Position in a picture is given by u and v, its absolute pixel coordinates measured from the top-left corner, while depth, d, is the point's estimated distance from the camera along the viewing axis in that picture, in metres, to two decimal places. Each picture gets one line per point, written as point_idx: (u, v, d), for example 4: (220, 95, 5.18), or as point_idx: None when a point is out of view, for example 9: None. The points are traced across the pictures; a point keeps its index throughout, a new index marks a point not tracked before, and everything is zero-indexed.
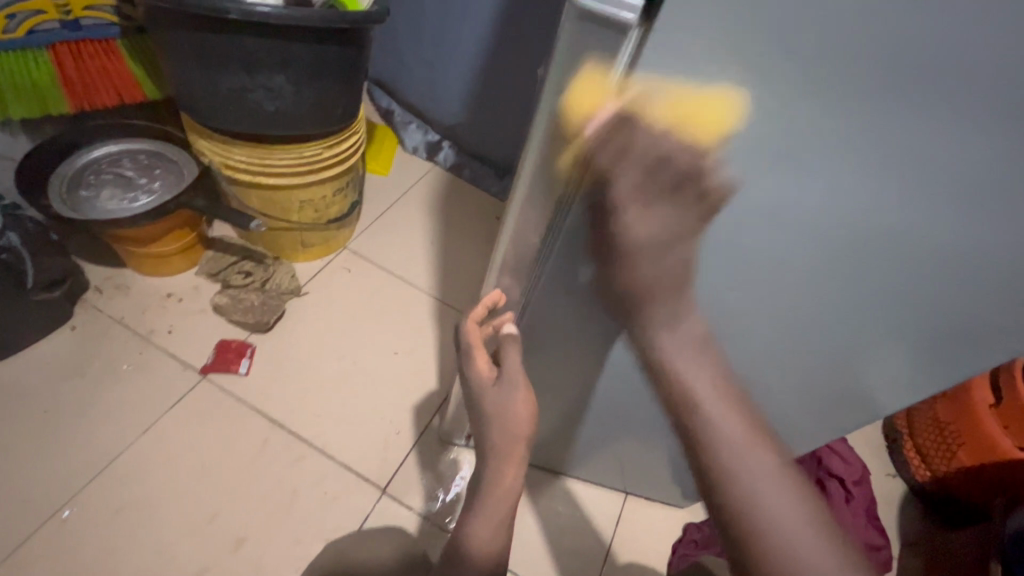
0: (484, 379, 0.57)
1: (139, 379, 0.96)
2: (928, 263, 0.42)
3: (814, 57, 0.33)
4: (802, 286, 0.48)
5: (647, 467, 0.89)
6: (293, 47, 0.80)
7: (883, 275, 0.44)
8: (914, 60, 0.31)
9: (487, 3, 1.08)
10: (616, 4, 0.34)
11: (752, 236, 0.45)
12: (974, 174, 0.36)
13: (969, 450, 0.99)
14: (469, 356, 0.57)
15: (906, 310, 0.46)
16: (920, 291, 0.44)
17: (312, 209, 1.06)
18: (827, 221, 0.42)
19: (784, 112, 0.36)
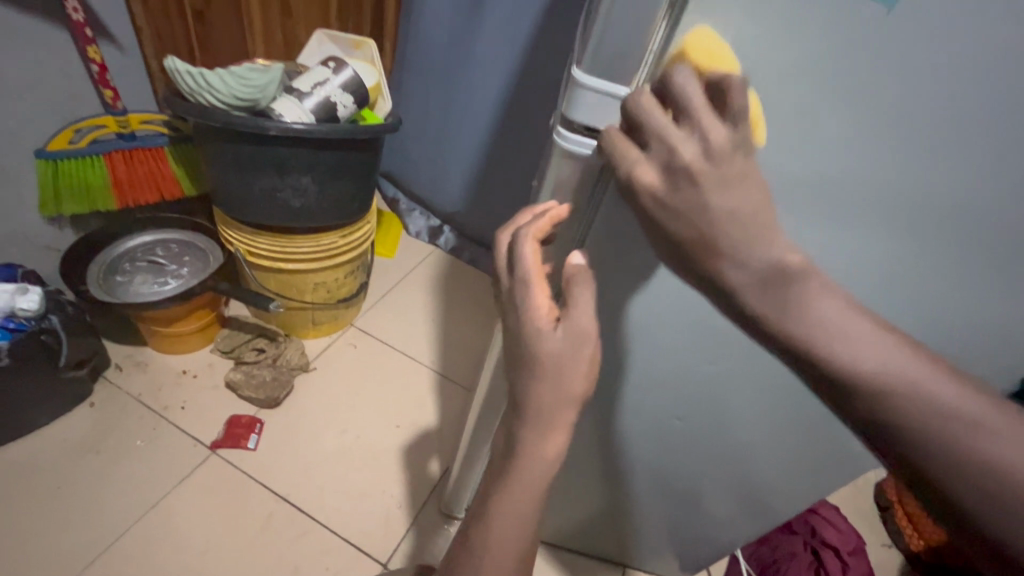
0: (544, 318, 0.40)
1: (151, 454, 1.00)
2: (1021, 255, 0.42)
3: (833, 107, 0.38)
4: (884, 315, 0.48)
5: (644, 537, 0.92)
6: (320, 154, 0.93)
7: (970, 283, 0.44)
8: (932, 89, 0.35)
9: (485, 111, 1.24)
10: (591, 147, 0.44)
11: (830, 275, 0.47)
12: None
13: None
14: (524, 284, 0.41)
15: (1002, 311, 0.46)
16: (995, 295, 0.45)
17: (324, 290, 1.15)
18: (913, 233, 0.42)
19: (832, 154, 0.40)
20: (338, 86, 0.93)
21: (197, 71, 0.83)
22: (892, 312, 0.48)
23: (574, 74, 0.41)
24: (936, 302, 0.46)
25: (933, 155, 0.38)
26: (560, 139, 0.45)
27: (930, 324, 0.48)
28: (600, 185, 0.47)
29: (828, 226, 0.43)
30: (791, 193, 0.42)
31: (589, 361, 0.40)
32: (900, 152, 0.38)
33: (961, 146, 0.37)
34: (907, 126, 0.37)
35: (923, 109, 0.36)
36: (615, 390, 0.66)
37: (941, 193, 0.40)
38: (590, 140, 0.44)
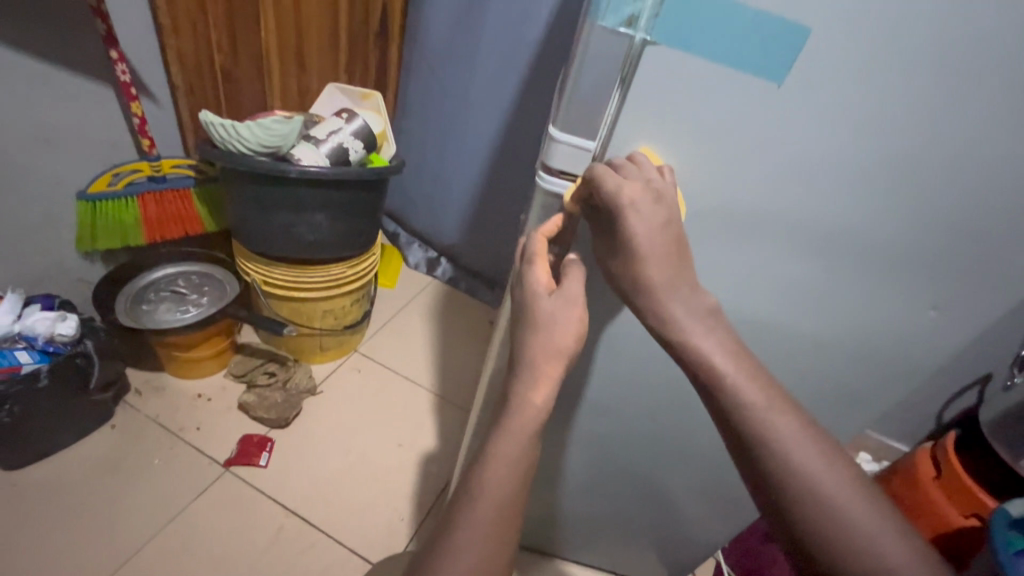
0: (541, 287, 0.53)
1: (168, 472, 1.06)
2: (905, 256, 0.53)
3: (746, 150, 0.49)
4: (809, 312, 0.60)
5: (630, 542, 0.98)
6: (334, 193, 1.04)
7: (870, 280, 0.56)
8: (816, 135, 0.47)
9: (479, 154, 1.36)
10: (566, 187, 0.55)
11: (762, 279, 0.58)
12: (897, 185, 0.49)
13: (925, 521, 1.11)
14: (529, 261, 0.54)
15: (902, 303, 0.57)
16: (894, 291, 0.56)
17: (332, 317, 1.24)
18: (821, 241, 0.54)
19: (751, 185, 0.52)
20: (350, 134, 1.05)
21: (228, 123, 0.94)
22: (814, 306, 0.59)
23: (551, 130, 0.52)
24: (846, 294, 0.57)
25: (783, 211, 0.53)
26: (541, 181, 0.56)
27: (817, 332, 0.62)
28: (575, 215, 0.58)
29: (729, 258, 0.58)
30: (724, 213, 0.54)
31: (578, 320, 0.52)
32: (758, 212, 0.53)
33: (801, 205, 0.52)
34: (758, 194, 0.52)
35: (768, 181, 0.51)
36: (595, 395, 0.75)
37: (795, 238, 0.54)
38: (565, 181, 0.55)
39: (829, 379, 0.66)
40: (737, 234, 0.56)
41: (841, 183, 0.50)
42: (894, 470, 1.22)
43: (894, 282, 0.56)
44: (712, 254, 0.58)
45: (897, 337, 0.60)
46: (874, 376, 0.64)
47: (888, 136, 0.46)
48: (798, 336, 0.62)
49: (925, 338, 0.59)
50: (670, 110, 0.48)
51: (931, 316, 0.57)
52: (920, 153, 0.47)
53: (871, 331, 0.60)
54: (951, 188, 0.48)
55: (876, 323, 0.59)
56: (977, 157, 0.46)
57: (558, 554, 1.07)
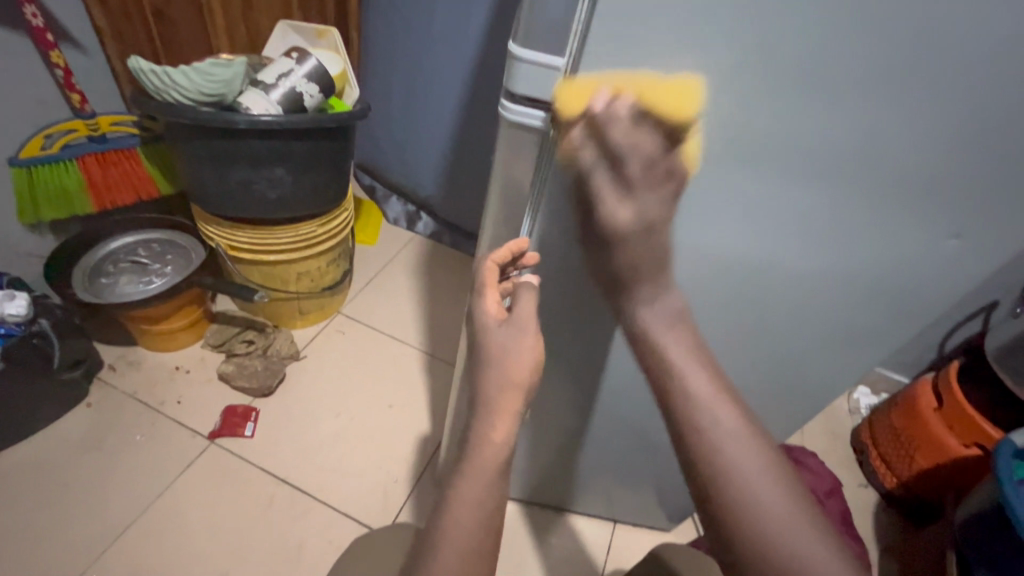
0: (491, 318, 0.54)
1: (151, 448, 1.03)
2: (926, 183, 0.46)
3: (742, 60, 0.41)
4: (814, 249, 0.53)
5: (630, 492, 0.98)
6: (292, 144, 0.95)
7: (886, 213, 0.49)
8: (825, 32, 0.39)
9: (450, 95, 1.25)
10: (535, 117, 0.47)
11: (761, 218, 0.52)
12: (923, 94, 0.41)
13: (923, 453, 1.12)
14: (479, 293, 0.55)
15: (919, 236, 0.50)
16: (912, 223, 0.49)
17: (308, 279, 1.18)
18: (829, 170, 0.47)
19: (749, 103, 0.43)
20: (302, 77, 0.93)
21: (161, 69, 0.84)
22: (819, 244, 0.53)
23: (510, 47, 0.44)
24: (854, 230, 0.51)
25: (784, 133, 0.45)
26: (504, 111, 0.48)
27: (822, 270, 0.55)
28: (547, 151, 0.50)
29: (724, 196, 0.50)
30: (718, 146, 0.46)
31: (532, 349, 0.54)
32: (754, 138, 0.46)
33: (805, 125, 0.44)
34: (753, 116, 0.44)
35: (764, 102, 0.43)
36: (581, 349, 0.69)
37: (798, 164, 0.47)
38: (533, 111, 0.47)
39: (833, 320, 0.61)
40: (731, 167, 0.48)
41: (852, 97, 0.42)
42: (893, 401, 1.20)
43: (910, 210, 0.48)
44: (708, 194, 0.50)
45: (909, 275, 0.54)
46: (883, 316, 0.59)
47: (915, 32, 0.38)
48: (801, 276, 0.56)
49: (944, 272, 0.53)
50: (651, 14, 0.40)
51: (950, 247, 0.51)
52: (955, 50, 0.38)
53: (884, 268, 0.54)
54: (986, 97, 0.41)
55: (887, 257, 0.53)
56: (1019, 57, 0.38)
57: (549, 502, 1.06)
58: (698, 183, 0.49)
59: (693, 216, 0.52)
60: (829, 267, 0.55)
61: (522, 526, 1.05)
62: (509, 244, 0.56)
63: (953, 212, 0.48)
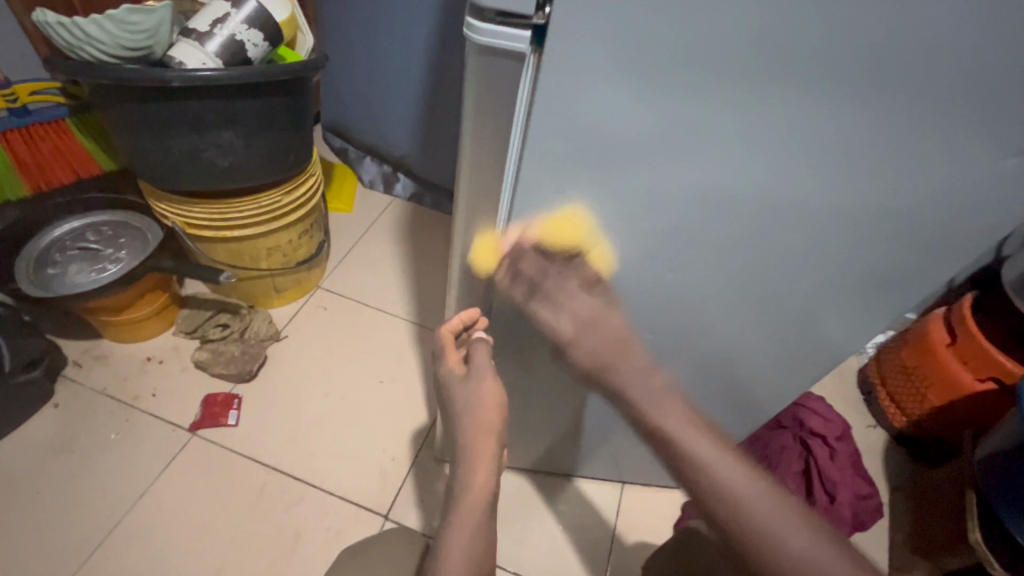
0: (453, 374, 0.63)
1: (128, 446, 0.97)
2: (999, 91, 0.36)
3: None
4: (849, 190, 0.44)
5: (637, 454, 0.94)
6: (238, 103, 0.83)
7: (944, 136, 0.39)
8: None
9: (418, 37, 1.12)
10: (511, 36, 0.38)
11: (787, 154, 0.42)
12: None
13: (936, 390, 1.08)
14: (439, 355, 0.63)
15: (985, 162, 0.41)
16: (978, 146, 0.40)
17: (280, 254, 1.09)
18: (872, 84, 0.37)
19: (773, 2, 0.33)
20: (242, 22, 0.80)
21: (69, 21, 0.72)
22: (857, 183, 0.43)
23: None
24: (902, 162, 0.41)
25: (805, 33, 0.35)
26: (472, 34, 0.39)
27: (851, 211, 0.46)
28: (527, 83, 0.40)
29: (741, 128, 0.41)
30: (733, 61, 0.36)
31: (491, 392, 0.62)
32: (768, 43, 0.35)
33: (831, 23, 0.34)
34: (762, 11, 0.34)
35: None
36: None
37: (824, 77, 0.37)
38: (507, 29, 0.38)
39: (874, 274, 0.51)
40: (748, 90, 0.38)
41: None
42: (903, 340, 1.16)
43: (963, 122, 0.38)
44: (722, 126, 0.41)
45: (967, 211, 0.44)
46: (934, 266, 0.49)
47: None
48: (825, 220, 0.47)
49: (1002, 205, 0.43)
50: None
51: (1011, 169, 0.41)
52: None
53: (939, 206, 0.44)
54: None
55: (930, 188, 0.43)
56: None
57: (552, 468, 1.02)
58: (699, 111, 0.40)
59: (701, 154, 0.43)
60: (871, 210, 0.45)
61: (526, 496, 1.01)
62: (457, 316, 0.62)
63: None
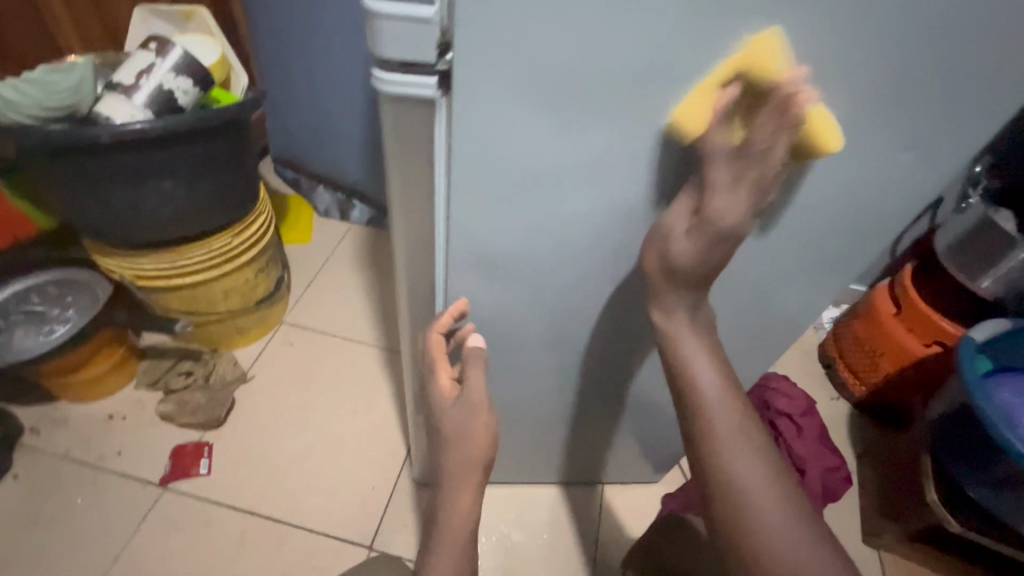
0: (444, 397, 0.59)
1: (98, 509, 0.95)
2: (861, 100, 0.41)
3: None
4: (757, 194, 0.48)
5: (612, 456, 0.95)
6: (175, 151, 0.82)
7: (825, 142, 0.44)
8: None
9: (358, 67, 1.13)
10: (418, 85, 0.38)
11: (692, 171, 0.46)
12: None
13: (888, 358, 1.14)
14: (431, 370, 0.59)
15: (868, 158, 0.45)
16: (858, 144, 0.44)
17: (237, 295, 1.08)
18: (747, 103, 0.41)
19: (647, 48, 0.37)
20: (168, 72, 0.79)
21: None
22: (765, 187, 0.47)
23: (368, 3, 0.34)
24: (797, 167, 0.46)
25: (706, 52, 0.38)
26: (381, 84, 0.39)
27: (768, 207, 0.49)
28: (441, 129, 0.42)
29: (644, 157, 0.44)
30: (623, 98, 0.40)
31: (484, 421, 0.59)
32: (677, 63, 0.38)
33: (729, 42, 0.38)
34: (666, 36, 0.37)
35: (685, 15, 0.36)
36: (529, 327, 0.62)
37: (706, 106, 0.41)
38: (413, 78, 0.38)
39: (795, 262, 0.56)
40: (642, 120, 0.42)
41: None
42: (853, 313, 1.21)
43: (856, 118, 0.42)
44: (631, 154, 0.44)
45: (867, 199, 0.49)
46: (847, 249, 0.54)
47: None
48: (746, 219, 0.50)
49: (897, 191, 0.48)
50: None
51: (900, 161, 0.45)
52: None
53: (837, 196, 0.48)
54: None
55: (832, 179, 0.47)
56: None
57: (531, 479, 1.02)
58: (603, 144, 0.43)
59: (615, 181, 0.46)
60: (777, 207, 0.50)
61: (509, 509, 1.01)
62: (446, 312, 0.58)
63: (899, 129, 0.43)
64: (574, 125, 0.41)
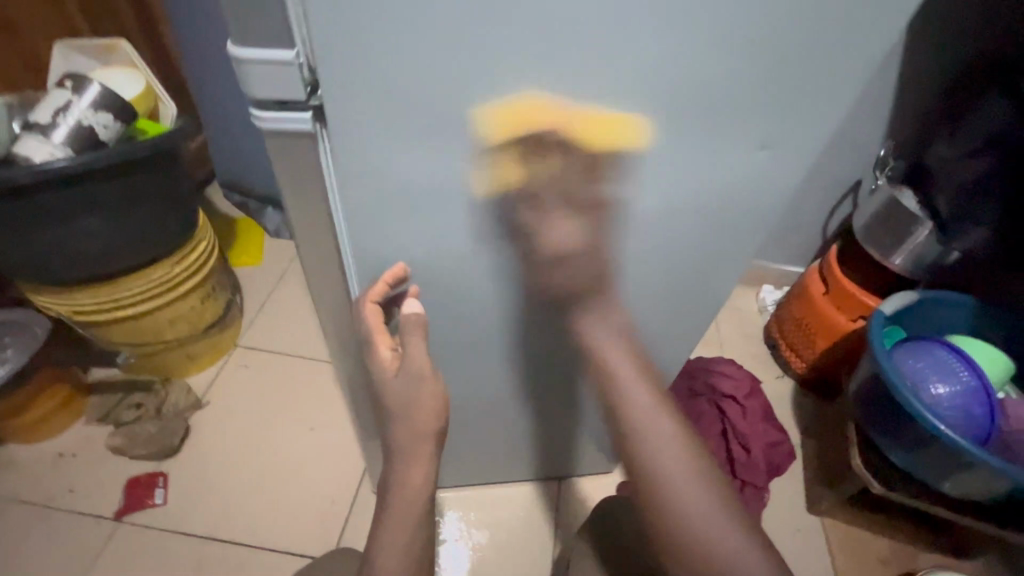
0: (387, 369, 0.56)
1: (51, 549, 0.94)
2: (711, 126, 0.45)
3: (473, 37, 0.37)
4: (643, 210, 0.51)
5: (562, 451, 0.98)
6: (97, 187, 0.83)
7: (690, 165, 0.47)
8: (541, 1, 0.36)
9: None
10: (290, 121, 0.41)
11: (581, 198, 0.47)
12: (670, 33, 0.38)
13: (822, 334, 1.20)
14: (370, 342, 0.56)
15: (733, 174, 0.49)
16: (722, 162, 0.48)
17: (184, 322, 1.08)
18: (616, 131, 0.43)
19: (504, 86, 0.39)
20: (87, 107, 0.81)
21: None
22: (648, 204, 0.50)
23: (231, 49, 0.37)
24: (675, 186, 0.49)
25: (571, 84, 0.40)
26: (261, 122, 0.41)
27: (662, 211, 0.51)
28: (328, 160, 0.45)
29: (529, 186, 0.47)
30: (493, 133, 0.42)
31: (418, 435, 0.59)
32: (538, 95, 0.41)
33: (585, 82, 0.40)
34: (523, 72, 0.39)
35: (538, 59, 0.38)
36: (452, 336, 0.65)
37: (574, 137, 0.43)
38: (285, 115, 0.41)
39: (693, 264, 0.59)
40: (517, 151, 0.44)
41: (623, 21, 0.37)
42: (791, 294, 1.27)
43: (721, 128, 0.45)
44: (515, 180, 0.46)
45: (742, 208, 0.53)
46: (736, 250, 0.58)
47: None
48: (642, 223, 0.53)
49: (773, 190, 0.51)
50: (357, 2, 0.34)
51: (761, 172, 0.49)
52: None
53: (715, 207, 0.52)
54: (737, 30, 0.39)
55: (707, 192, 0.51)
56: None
57: (487, 480, 1.05)
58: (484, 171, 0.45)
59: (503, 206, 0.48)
60: (666, 222, 0.53)
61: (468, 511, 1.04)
62: (383, 275, 0.53)
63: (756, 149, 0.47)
64: (447, 152, 0.43)
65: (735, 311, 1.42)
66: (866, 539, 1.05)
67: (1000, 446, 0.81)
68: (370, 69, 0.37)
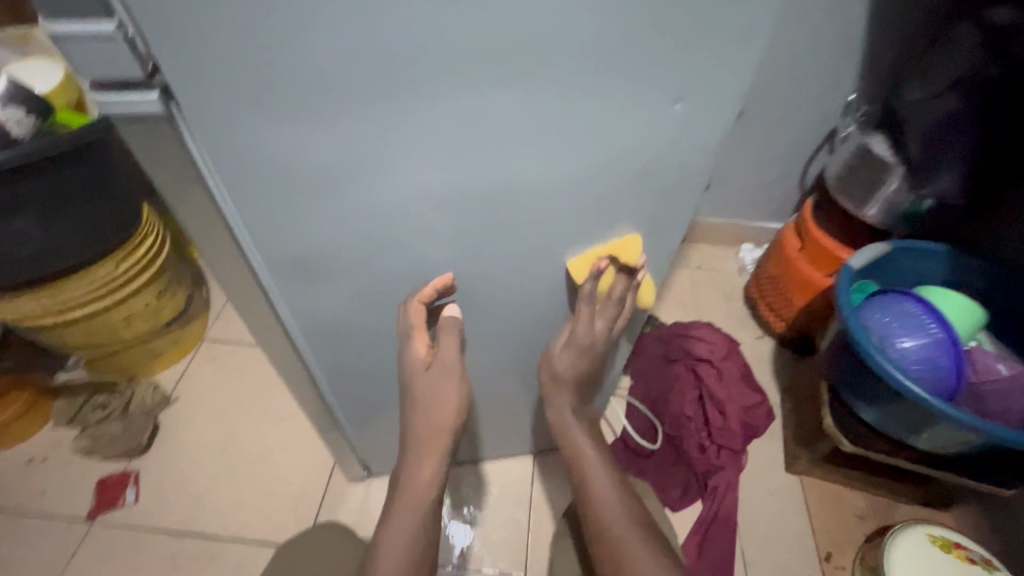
0: (418, 361, 0.59)
1: (24, 554, 0.94)
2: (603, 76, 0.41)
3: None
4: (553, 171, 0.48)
5: (531, 425, 0.97)
6: (18, 188, 0.78)
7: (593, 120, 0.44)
8: None
9: None
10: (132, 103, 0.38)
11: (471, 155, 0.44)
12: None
13: (798, 291, 1.16)
14: (409, 337, 0.59)
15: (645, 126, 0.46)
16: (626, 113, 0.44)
17: (140, 320, 1.06)
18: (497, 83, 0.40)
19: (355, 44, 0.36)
20: None
21: None
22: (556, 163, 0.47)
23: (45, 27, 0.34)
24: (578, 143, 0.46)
25: (433, 32, 0.36)
26: (104, 107, 0.38)
27: (577, 173, 0.48)
28: (191, 143, 0.41)
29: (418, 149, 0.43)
30: (358, 95, 0.38)
31: None
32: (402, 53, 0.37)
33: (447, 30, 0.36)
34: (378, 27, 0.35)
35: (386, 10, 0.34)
36: (383, 319, 0.62)
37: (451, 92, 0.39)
38: (127, 97, 0.37)
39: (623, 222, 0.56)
40: (391, 112, 0.40)
41: None
42: (768, 252, 1.23)
43: (621, 78, 0.42)
44: (400, 147, 0.43)
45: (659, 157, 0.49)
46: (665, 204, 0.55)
47: None
48: (555, 185, 0.49)
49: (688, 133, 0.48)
50: None
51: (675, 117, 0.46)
52: None
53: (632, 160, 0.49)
54: None
55: (618, 146, 0.47)
56: None
57: (460, 458, 1.04)
58: (362, 138, 0.41)
59: (392, 172, 0.45)
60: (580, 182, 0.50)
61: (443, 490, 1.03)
62: (432, 281, 0.57)
63: (661, 95, 0.43)
64: (316, 122, 0.40)
65: (713, 273, 1.38)
66: (843, 494, 1.04)
67: (965, 395, 0.80)
68: (200, 36, 0.34)
